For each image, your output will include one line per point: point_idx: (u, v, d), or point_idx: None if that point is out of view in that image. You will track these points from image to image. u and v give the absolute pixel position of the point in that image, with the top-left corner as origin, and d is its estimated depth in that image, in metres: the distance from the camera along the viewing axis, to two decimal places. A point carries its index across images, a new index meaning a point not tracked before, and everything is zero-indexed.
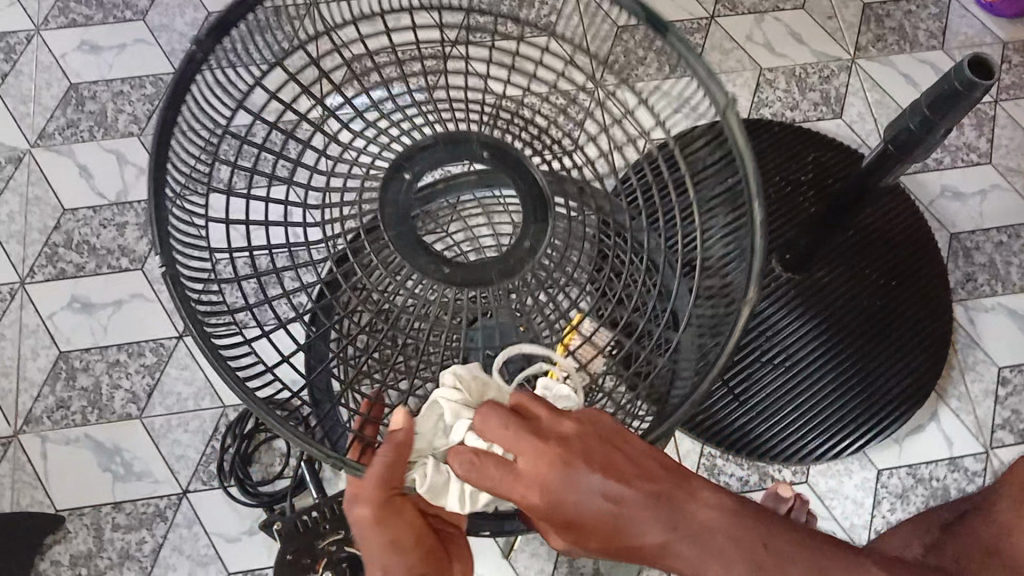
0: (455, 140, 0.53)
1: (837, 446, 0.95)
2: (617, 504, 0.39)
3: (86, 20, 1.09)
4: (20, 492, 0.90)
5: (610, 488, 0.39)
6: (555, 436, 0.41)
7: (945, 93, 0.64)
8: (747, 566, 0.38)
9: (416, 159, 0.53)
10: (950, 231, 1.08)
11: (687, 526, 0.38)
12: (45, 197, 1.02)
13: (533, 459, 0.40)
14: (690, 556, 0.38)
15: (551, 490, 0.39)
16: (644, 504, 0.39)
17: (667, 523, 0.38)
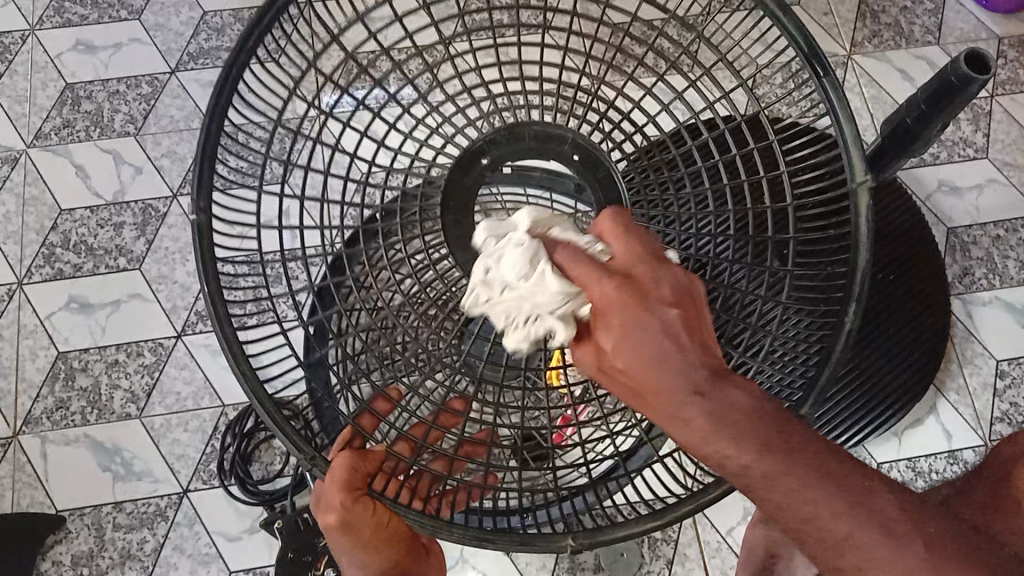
0: (553, 143, 0.51)
1: (838, 440, 0.95)
2: (663, 343, 0.36)
3: (81, 20, 1.09)
4: (19, 493, 0.90)
5: (663, 331, 0.37)
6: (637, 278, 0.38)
7: (943, 88, 0.64)
8: (763, 443, 0.37)
9: (505, 148, 0.51)
10: (947, 226, 1.08)
11: (722, 395, 0.37)
12: (42, 198, 1.01)
13: (616, 275, 0.38)
14: (711, 426, 0.36)
15: (616, 311, 0.37)
16: (692, 360, 0.37)
17: (704, 384, 0.36)
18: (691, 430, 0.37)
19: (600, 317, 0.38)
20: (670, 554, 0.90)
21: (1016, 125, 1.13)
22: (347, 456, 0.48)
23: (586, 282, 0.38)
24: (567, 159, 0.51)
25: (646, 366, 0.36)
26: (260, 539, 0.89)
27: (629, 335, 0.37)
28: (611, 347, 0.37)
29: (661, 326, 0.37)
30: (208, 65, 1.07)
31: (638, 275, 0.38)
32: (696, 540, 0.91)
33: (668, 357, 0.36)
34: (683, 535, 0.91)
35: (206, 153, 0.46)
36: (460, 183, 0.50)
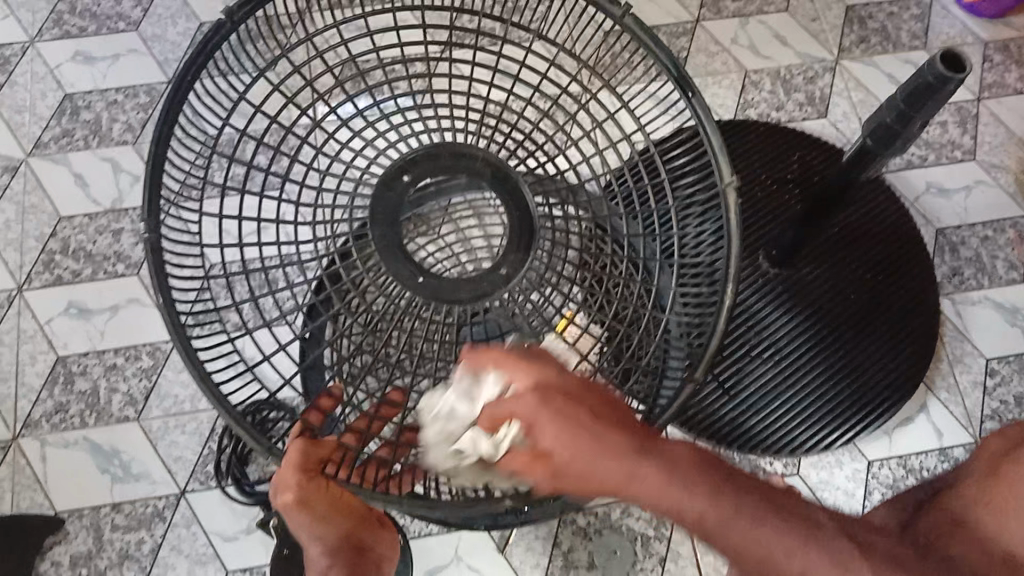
0: (465, 159, 0.58)
1: (827, 438, 0.96)
2: (593, 437, 0.39)
3: (81, 32, 1.12)
4: (19, 495, 0.91)
5: (589, 424, 0.40)
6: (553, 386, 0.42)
7: (921, 88, 0.65)
8: (709, 489, 0.38)
9: (421, 166, 0.58)
10: (936, 227, 1.09)
11: (655, 458, 0.39)
12: (42, 206, 1.03)
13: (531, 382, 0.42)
14: (653, 486, 0.38)
15: (542, 416, 0.40)
16: (618, 443, 0.39)
17: (636, 452, 0.39)
18: (643, 486, 0.39)
19: (532, 431, 0.40)
20: (663, 552, 0.91)
21: (1003, 127, 1.15)
22: (300, 442, 0.53)
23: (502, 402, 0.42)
24: (477, 167, 0.58)
25: (576, 456, 0.39)
26: (256, 538, 0.90)
27: (555, 438, 0.39)
28: (547, 451, 0.40)
29: (550, 408, 0.40)
30: None
31: (538, 394, 0.41)
32: (687, 538, 0.91)
33: (594, 443, 0.39)
34: (675, 533, 0.92)
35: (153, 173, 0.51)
36: (385, 199, 0.57)
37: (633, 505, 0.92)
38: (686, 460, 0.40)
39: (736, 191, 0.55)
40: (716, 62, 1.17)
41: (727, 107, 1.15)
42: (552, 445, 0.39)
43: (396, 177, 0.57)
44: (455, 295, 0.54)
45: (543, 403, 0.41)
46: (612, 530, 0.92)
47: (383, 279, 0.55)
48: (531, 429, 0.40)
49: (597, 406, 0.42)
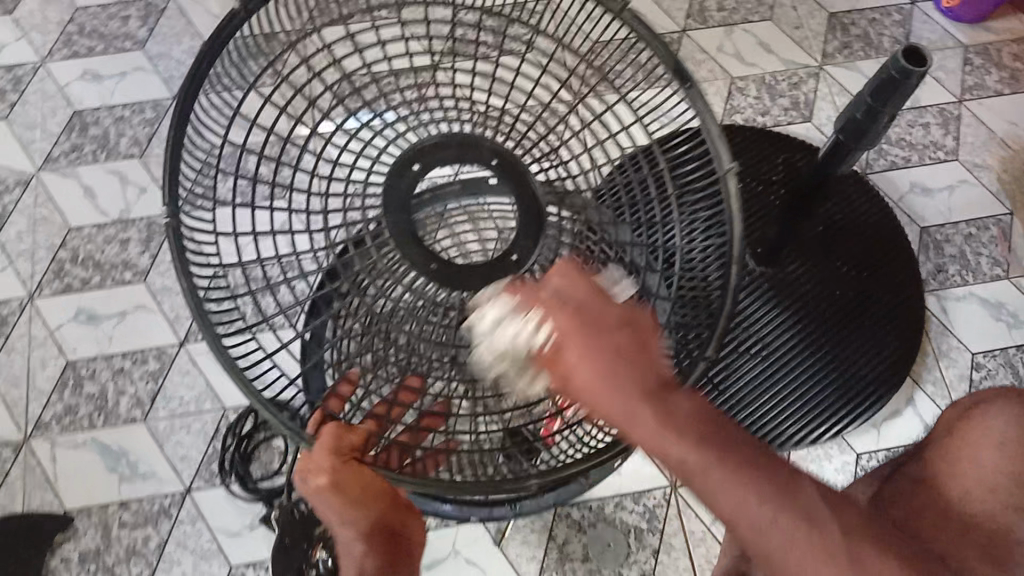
0: (473, 147, 0.55)
1: (815, 432, 0.99)
2: (615, 366, 0.40)
3: (89, 52, 1.16)
4: (30, 495, 0.94)
5: (614, 356, 0.40)
6: (604, 315, 0.42)
7: (886, 83, 0.68)
8: (700, 436, 0.40)
9: (430, 156, 0.55)
10: (920, 225, 1.12)
11: (664, 401, 0.41)
12: (52, 217, 1.07)
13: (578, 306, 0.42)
14: (654, 428, 0.40)
15: (580, 337, 0.41)
16: (639, 374, 0.41)
17: (648, 390, 0.40)
18: (640, 424, 0.40)
19: (557, 355, 0.41)
20: (656, 543, 0.93)
21: (985, 128, 1.17)
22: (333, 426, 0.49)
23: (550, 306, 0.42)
24: (488, 161, 0.55)
25: (596, 388, 0.40)
26: (259, 534, 0.92)
27: (583, 365, 0.40)
28: (570, 372, 0.41)
29: (586, 326, 0.41)
30: None
31: (579, 311, 0.41)
32: (680, 530, 0.93)
33: (618, 376, 0.40)
34: (668, 524, 0.94)
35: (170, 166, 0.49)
36: (394, 188, 0.54)
37: (626, 498, 0.94)
38: (696, 415, 0.41)
39: (737, 174, 0.51)
40: (703, 70, 1.21)
41: (714, 113, 1.19)
42: (577, 368, 0.40)
43: (404, 166, 0.55)
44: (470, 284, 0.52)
45: (579, 323, 0.41)
46: (605, 523, 0.94)
47: (393, 262, 0.52)
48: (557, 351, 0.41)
49: (634, 332, 0.42)
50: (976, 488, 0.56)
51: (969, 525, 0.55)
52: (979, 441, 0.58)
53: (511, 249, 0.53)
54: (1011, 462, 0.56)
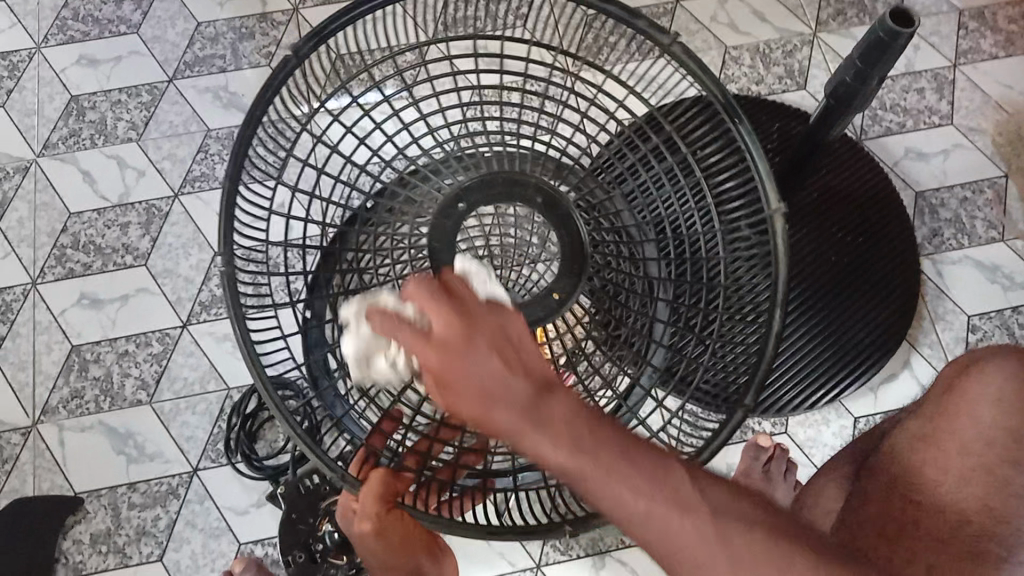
0: (519, 186, 0.60)
1: (814, 398, 1.00)
2: (501, 384, 0.40)
3: (83, 37, 1.16)
4: (41, 478, 0.96)
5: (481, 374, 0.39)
6: (464, 334, 0.40)
7: (874, 44, 0.68)
8: (585, 455, 0.39)
9: (476, 195, 0.59)
10: (915, 190, 1.12)
11: (553, 426, 0.39)
12: (52, 203, 1.08)
13: (442, 342, 0.40)
14: (539, 446, 0.39)
15: (448, 352, 0.40)
16: (523, 398, 0.40)
17: (535, 410, 0.39)
18: (532, 441, 0.39)
19: (440, 379, 0.40)
20: None
21: (979, 92, 1.17)
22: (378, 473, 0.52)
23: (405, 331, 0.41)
24: (531, 201, 0.59)
25: (479, 408, 0.39)
26: (266, 511, 0.94)
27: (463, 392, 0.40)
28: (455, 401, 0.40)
29: (464, 369, 0.40)
30: (203, 72, 1.13)
31: (455, 332, 0.40)
32: None
33: (506, 394, 0.39)
34: None
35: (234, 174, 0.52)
36: (442, 227, 0.58)
37: None
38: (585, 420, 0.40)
39: (786, 218, 0.54)
40: (697, 40, 1.21)
41: None
42: (450, 381, 0.40)
43: (451, 207, 0.59)
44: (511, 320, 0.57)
45: (456, 347, 0.40)
46: None
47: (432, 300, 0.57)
48: (438, 373, 0.40)
49: (507, 351, 0.41)
50: (971, 441, 0.59)
51: (968, 478, 0.57)
52: (975, 396, 0.61)
53: (553, 289, 0.58)
54: (1003, 416, 0.59)
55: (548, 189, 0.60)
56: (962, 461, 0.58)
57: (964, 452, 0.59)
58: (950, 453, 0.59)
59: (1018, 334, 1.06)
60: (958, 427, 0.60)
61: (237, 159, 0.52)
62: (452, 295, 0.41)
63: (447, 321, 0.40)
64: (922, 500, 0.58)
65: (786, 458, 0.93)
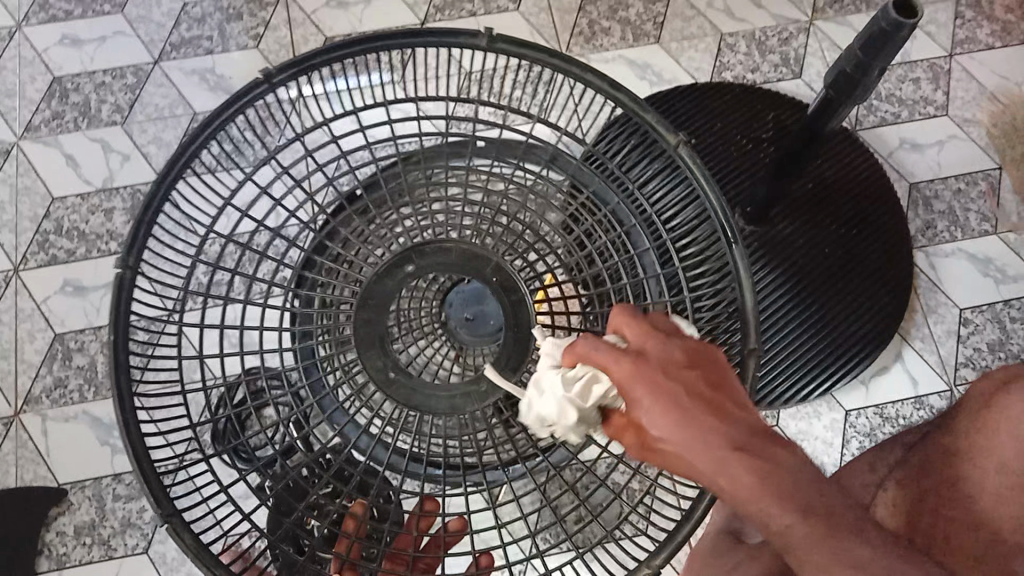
0: (477, 262, 0.56)
1: (805, 389, 1.00)
2: (715, 402, 0.38)
3: (65, 15, 1.13)
4: (24, 468, 0.95)
5: (703, 415, 0.38)
6: (650, 349, 0.41)
7: (877, 37, 0.66)
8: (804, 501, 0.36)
9: (428, 259, 0.56)
10: (910, 181, 1.12)
11: (763, 463, 0.36)
12: (34, 188, 1.05)
13: (644, 337, 0.42)
14: (749, 493, 0.36)
15: (645, 372, 0.39)
16: (728, 433, 0.37)
17: (740, 452, 0.36)
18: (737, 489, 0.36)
19: (626, 396, 0.40)
20: None
21: (975, 83, 1.16)
22: None
23: (603, 359, 0.41)
24: (485, 279, 0.56)
25: (679, 436, 0.38)
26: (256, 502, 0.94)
27: (649, 408, 0.39)
28: (643, 423, 0.39)
29: (677, 396, 0.39)
30: (190, 54, 1.11)
31: (646, 346, 0.41)
32: None
33: (703, 427, 0.37)
34: None
35: (124, 289, 0.51)
36: (384, 282, 0.56)
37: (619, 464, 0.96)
38: (811, 477, 0.36)
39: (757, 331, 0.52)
40: (693, 26, 1.19)
41: (704, 70, 1.17)
42: (640, 395, 0.39)
43: (399, 266, 0.56)
44: (440, 388, 0.55)
45: (645, 363, 0.40)
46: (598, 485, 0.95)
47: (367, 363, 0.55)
48: (625, 387, 0.40)
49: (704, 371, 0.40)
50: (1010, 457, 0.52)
51: (1004, 496, 0.52)
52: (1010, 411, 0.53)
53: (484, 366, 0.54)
54: None
55: (503, 265, 0.56)
56: (999, 480, 0.52)
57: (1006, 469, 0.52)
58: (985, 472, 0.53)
59: (1009, 327, 1.06)
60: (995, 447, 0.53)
61: (127, 279, 0.51)
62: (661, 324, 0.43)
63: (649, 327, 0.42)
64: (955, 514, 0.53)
65: None
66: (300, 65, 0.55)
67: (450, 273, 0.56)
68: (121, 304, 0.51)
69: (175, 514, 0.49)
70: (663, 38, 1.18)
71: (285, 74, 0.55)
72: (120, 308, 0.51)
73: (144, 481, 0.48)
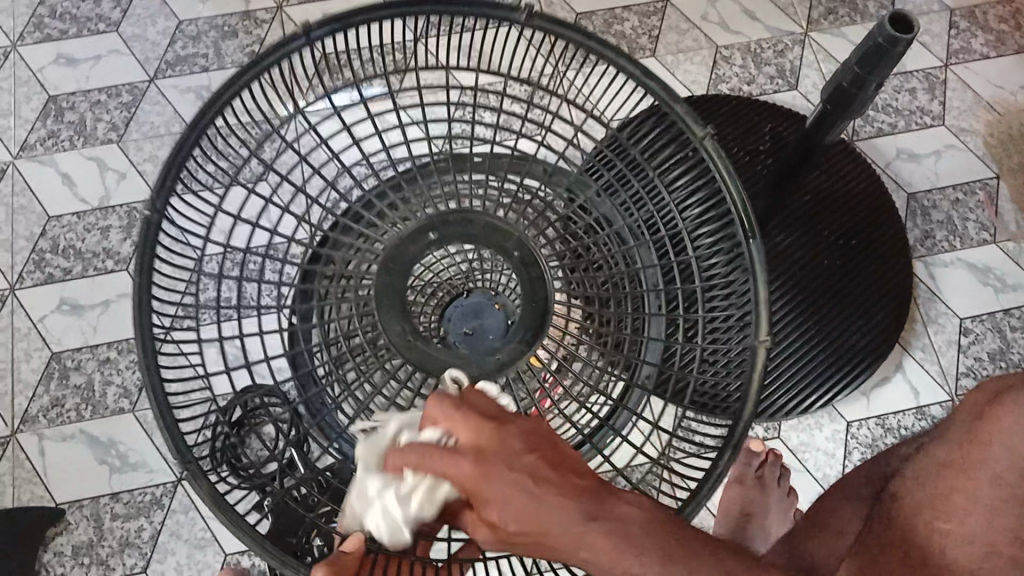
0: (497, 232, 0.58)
1: (806, 402, 0.99)
2: (546, 484, 0.40)
3: (61, 35, 1.13)
4: (20, 489, 0.94)
5: (544, 499, 0.40)
6: (484, 447, 0.41)
7: (872, 49, 0.66)
8: (657, 552, 0.39)
9: (450, 226, 0.57)
10: (907, 191, 1.12)
11: (607, 521, 0.39)
12: (30, 207, 1.05)
13: (473, 433, 0.42)
14: (599, 550, 0.39)
15: (486, 476, 0.40)
16: (569, 503, 0.40)
17: (589, 517, 0.39)
18: (588, 553, 0.39)
19: (478, 497, 0.41)
20: None
21: (971, 92, 1.16)
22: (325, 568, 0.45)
23: (447, 470, 0.41)
24: (505, 252, 0.57)
25: (526, 519, 0.40)
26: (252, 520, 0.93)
27: (504, 507, 0.40)
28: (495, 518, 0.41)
29: (527, 487, 0.40)
30: (186, 72, 1.11)
31: (484, 445, 0.41)
32: None
33: (547, 504, 0.40)
34: None
35: (150, 233, 0.51)
36: (403, 250, 0.57)
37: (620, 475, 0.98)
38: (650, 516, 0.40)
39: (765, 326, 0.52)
40: (688, 39, 1.19)
41: (700, 83, 1.17)
42: (490, 500, 0.40)
43: (421, 235, 0.57)
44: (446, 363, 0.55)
45: (493, 456, 0.41)
46: None
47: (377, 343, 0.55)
48: (471, 490, 0.41)
49: (544, 454, 0.42)
50: (1005, 469, 0.50)
51: (996, 508, 0.49)
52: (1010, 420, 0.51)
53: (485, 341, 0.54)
54: None
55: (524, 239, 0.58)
56: (997, 491, 0.50)
57: (998, 481, 0.50)
58: (982, 482, 0.50)
59: (1009, 336, 1.05)
60: (988, 459, 0.51)
61: (155, 221, 0.51)
62: (476, 411, 0.43)
63: (475, 416, 0.43)
64: (952, 528, 0.49)
65: (779, 463, 0.93)
66: (339, 23, 0.54)
67: (468, 241, 0.57)
68: (147, 243, 0.50)
69: (193, 465, 0.48)
70: (658, 52, 1.19)
71: (324, 30, 0.54)
72: (147, 250, 0.50)
73: (163, 426, 0.48)
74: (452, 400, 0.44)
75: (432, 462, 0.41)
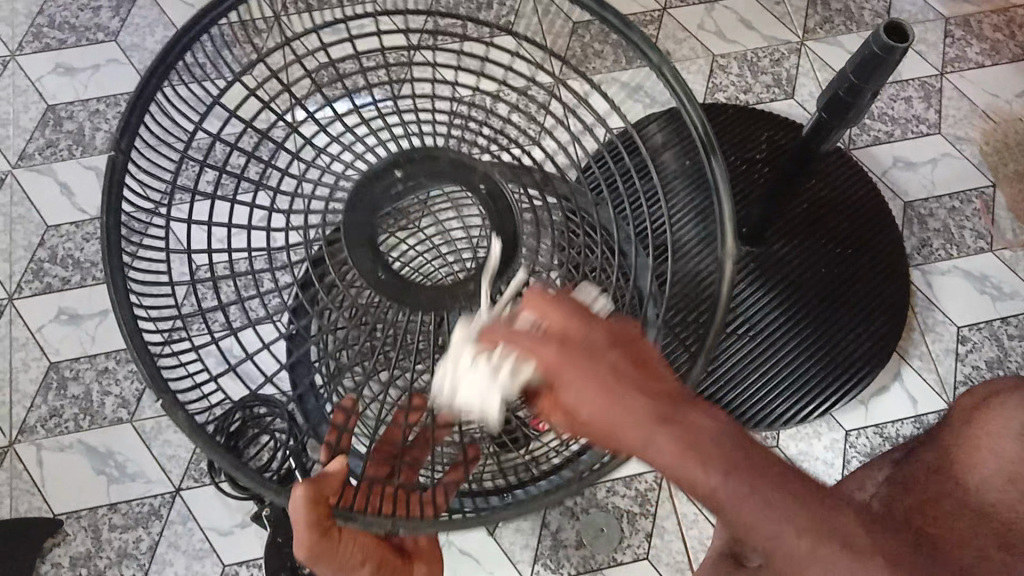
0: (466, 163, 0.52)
1: (802, 410, 0.99)
2: (624, 378, 0.37)
3: (60, 45, 1.13)
4: (18, 500, 0.94)
5: (624, 389, 0.37)
6: (567, 335, 0.39)
7: (868, 59, 0.67)
8: (727, 465, 0.35)
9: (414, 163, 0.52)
10: (904, 200, 1.12)
11: (683, 426, 0.36)
12: (28, 216, 1.05)
13: (565, 321, 0.40)
14: (669, 455, 0.36)
15: (568, 358, 0.38)
16: (647, 402, 0.37)
17: (664, 419, 0.36)
18: (656, 457, 0.36)
19: (556, 380, 0.38)
20: (648, 527, 0.98)
21: (966, 101, 1.17)
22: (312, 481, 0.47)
23: (527, 348, 0.39)
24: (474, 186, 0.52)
25: (602, 405, 0.37)
26: (250, 531, 0.93)
27: (583, 393, 0.37)
28: (574, 406, 0.38)
29: (605, 380, 0.37)
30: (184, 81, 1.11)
31: (571, 332, 0.39)
32: (672, 513, 0.98)
33: (623, 392, 0.37)
34: (660, 508, 0.98)
35: (116, 173, 0.47)
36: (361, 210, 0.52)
37: (618, 483, 0.99)
38: (729, 431, 0.37)
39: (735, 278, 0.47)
40: (685, 48, 1.20)
41: (697, 92, 1.18)
42: (569, 384, 0.38)
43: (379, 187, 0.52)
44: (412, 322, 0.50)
45: (578, 343, 0.39)
46: (598, 508, 0.98)
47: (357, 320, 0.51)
48: (550, 374, 0.38)
49: (625, 350, 0.39)
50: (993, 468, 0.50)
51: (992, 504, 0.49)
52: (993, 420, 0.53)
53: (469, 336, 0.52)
54: None
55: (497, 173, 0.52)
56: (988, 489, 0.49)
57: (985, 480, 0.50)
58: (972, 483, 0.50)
59: (1007, 344, 1.06)
60: (976, 464, 0.51)
61: (121, 160, 0.47)
62: (571, 303, 0.41)
63: (567, 307, 0.40)
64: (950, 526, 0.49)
65: None
66: None
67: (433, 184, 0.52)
68: (114, 185, 0.47)
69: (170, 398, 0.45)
70: None
71: None
72: (114, 193, 0.47)
73: (140, 363, 0.45)
74: (556, 294, 0.41)
75: (518, 339, 0.39)
